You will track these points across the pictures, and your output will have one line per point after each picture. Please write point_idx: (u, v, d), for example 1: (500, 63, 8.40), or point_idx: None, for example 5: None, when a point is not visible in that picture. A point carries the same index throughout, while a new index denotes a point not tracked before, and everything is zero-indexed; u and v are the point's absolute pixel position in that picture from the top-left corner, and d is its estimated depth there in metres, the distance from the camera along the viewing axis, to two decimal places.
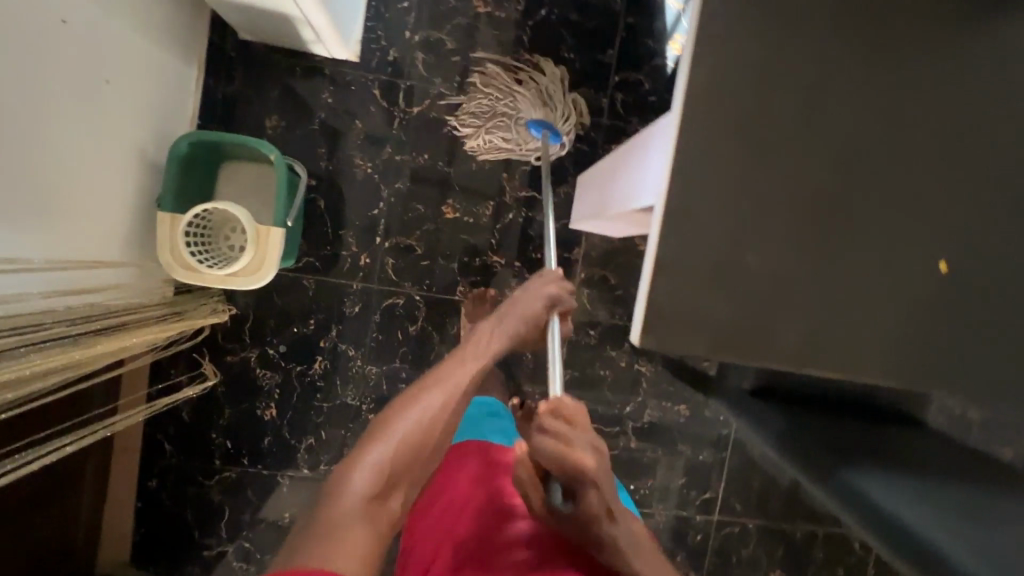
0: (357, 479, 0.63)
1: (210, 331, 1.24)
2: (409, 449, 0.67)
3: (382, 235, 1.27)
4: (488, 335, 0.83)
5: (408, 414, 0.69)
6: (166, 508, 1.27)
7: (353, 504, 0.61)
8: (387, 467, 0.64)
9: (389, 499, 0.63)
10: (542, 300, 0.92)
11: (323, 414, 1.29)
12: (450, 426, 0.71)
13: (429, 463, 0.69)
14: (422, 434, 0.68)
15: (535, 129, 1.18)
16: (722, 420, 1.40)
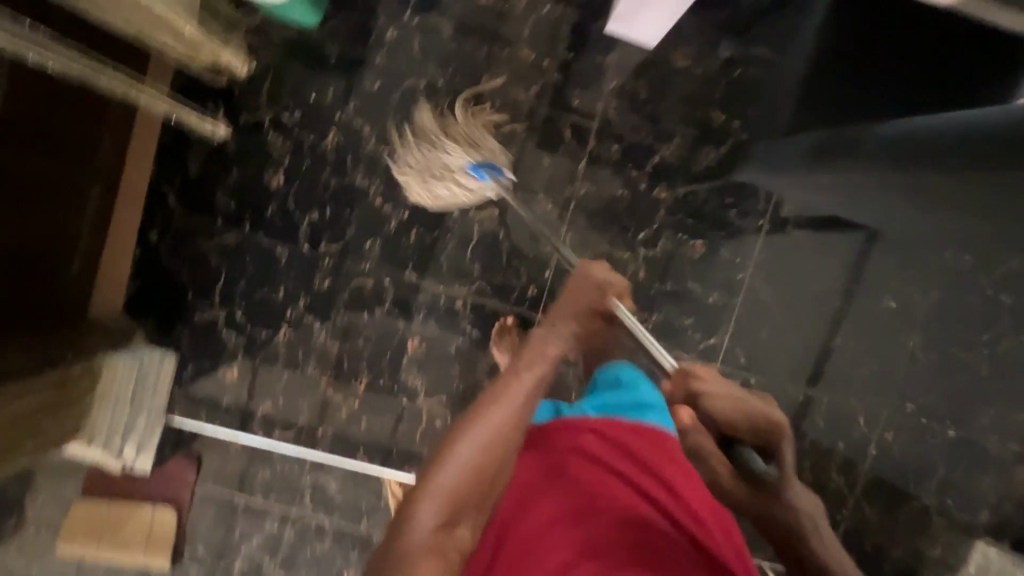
0: (425, 509, 0.66)
1: (226, 84, 1.21)
2: (468, 478, 0.68)
3: (412, 9, 1.24)
4: (547, 347, 0.78)
5: (462, 445, 0.69)
6: (164, 264, 1.26)
7: (422, 539, 0.64)
8: (448, 503, 0.66)
9: (457, 528, 0.67)
10: (591, 284, 0.85)
11: (330, 191, 1.27)
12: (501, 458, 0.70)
13: (487, 491, 0.70)
14: (479, 463, 0.68)
15: (478, 173, 1.23)
16: (738, 263, 1.35)
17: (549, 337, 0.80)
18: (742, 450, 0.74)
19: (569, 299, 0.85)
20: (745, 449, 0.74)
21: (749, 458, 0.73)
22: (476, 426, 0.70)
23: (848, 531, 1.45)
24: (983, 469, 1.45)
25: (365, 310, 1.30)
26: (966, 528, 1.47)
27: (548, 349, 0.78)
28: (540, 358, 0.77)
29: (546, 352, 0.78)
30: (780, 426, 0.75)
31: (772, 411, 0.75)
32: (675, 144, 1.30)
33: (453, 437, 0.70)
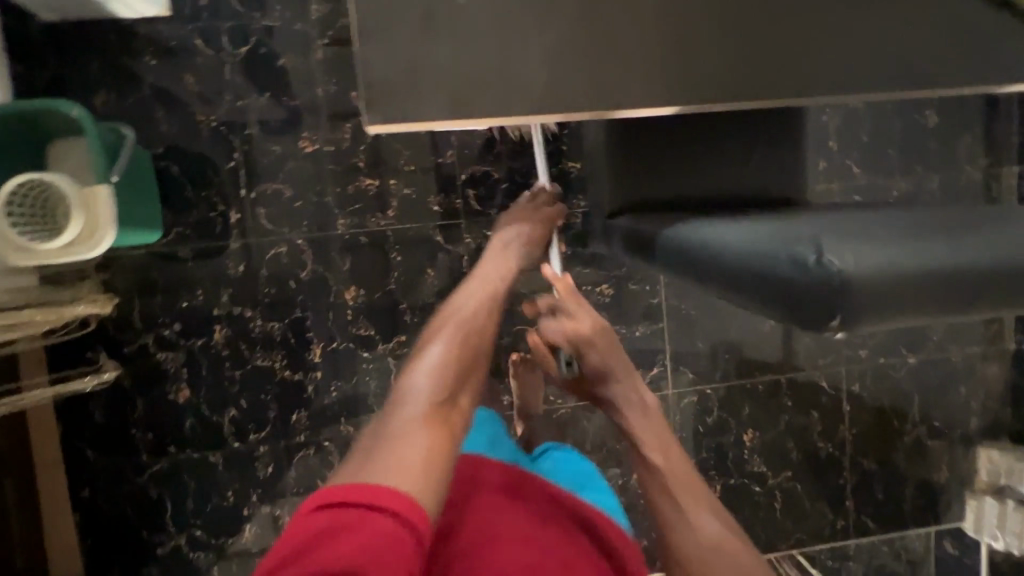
0: (419, 380, 0.65)
1: (97, 326, 1.20)
2: (460, 353, 0.70)
3: (245, 186, 1.23)
4: (500, 273, 0.86)
5: (442, 335, 0.72)
6: (107, 516, 1.24)
7: (418, 409, 0.61)
8: (441, 371, 0.66)
9: (455, 406, 0.64)
10: (541, 214, 1.00)
11: (237, 383, 1.26)
12: (482, 331, 0.75)
13: (473, 364, 0.70)
14: (463, 339, 0.72)
15: None
16: (650, 289, 1.35)
17: (498, 258, 0.90)
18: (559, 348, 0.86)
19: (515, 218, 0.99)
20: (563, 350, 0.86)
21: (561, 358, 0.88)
22: (451, 324, 0.74)
23: (855, 489, 1.46)
24: (956, 382, 1.46)
25: (317, 479, 1.29)
26: (962, 440, 1.48)
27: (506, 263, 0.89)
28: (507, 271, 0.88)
29: (507, 275, 0.87)
30: (607, 331, 0.83)
31: (594, 327, 0.81)
32: None
33: (441, 316, 0.77)
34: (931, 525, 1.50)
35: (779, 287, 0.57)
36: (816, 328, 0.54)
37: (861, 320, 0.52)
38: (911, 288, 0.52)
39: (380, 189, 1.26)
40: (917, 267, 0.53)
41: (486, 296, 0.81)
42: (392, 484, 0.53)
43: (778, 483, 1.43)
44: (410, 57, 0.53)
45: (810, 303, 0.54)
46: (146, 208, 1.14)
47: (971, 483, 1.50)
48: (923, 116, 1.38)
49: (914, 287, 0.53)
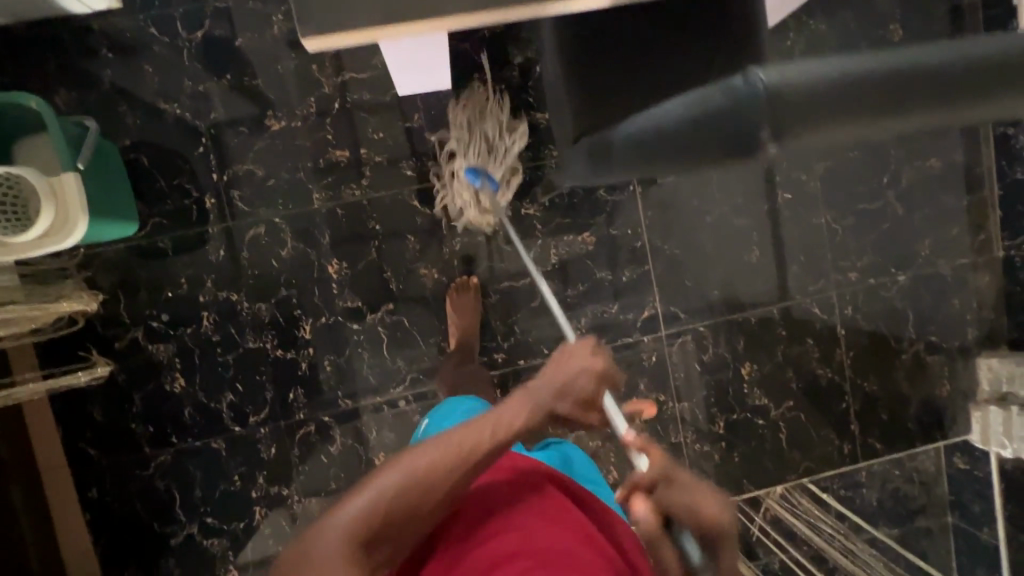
0: (343, 513, 0.60)
1: (85, 324, 1.21)
2: (397, 501, 0.61)
3: (217, 170, 1.23)
4: (491, 430, 0.65)
5: (393, 473, 0.62)
6: (118, 513, 1.25)
7: (335, 543, 0.59)
8: (367, 526, 0.60)
9: (379, 547, 0.61)
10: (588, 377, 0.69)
11: (231, 367, 1.26)
12: (435, 485, 0.62)
13: (408, 523, 0.62)
14: (403, 493, 0.61)
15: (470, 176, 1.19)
16: (632, 233, 1.35)
17: (524, 401, 0.67)
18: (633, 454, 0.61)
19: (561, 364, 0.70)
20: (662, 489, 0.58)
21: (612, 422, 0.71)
22: (403, 480, 0.61)
23: (859, 412, 1.46)
24: (948, 295, 1.46)
25: (322, 454, 1.30)
26: (960, 353, 1.48)
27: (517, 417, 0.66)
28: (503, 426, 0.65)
29: (509, 422, 0.66)
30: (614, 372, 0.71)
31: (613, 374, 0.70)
32: (519, 160, 1.30)
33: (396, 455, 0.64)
34: (938, 441, 1.50)
35: (710, 123, 0.56)
36: (751, 151, 0.52)
37: (790, 130, 0.50)
38: (845, 93, 0.50)
39: (352, 160, 1.26)
40: (848, 71, 0.50)
41: (458, 450, 0.63)
42: None
43: (781, 414, 1.43)
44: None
45: (739, 127, 0.52)
46: (118, 197, 1.14)
47: (973, 395, 1.50)
48: (889, 30, 1.37)
49: (848, 95, 0.50)
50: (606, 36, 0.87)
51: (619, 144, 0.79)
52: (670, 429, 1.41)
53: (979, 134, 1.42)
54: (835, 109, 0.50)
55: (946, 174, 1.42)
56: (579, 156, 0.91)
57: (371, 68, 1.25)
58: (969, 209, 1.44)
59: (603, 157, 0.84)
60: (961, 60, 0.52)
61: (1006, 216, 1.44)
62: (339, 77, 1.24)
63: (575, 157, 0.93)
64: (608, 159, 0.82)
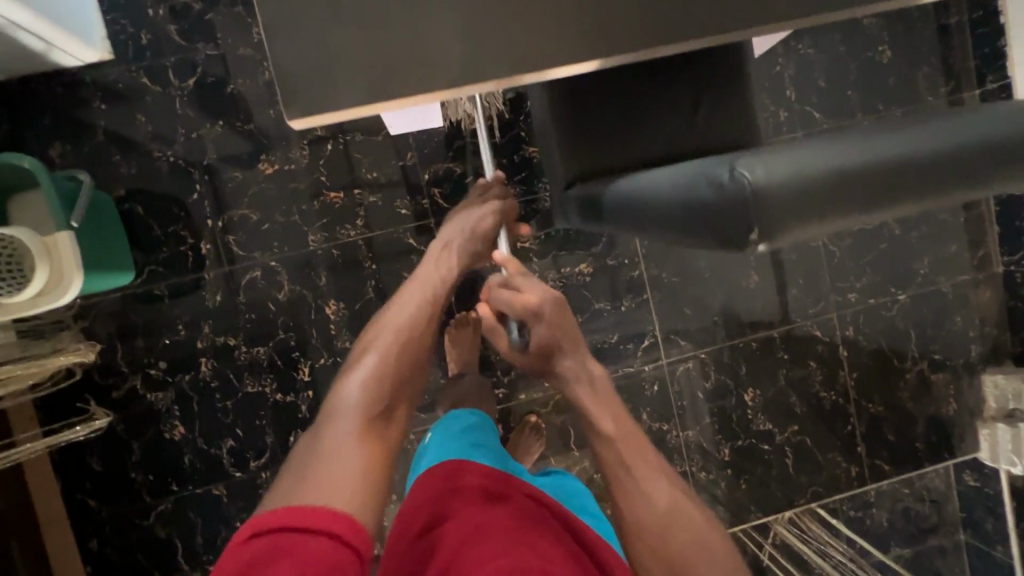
0: (347, 395, 0.68)
1: (82, 375, 1.20)
2: (385, 375, 0.70)
3: (211, 216, 1.23)
4: (431, 291, 0.83)
5: (369, 357, 0.73)
6: (119, 564, 1.23)
7: (350, 426, 0.64)
8: (374, 387, 0.68)
9: (385, 421, 0.67)
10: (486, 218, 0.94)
11: (230, 412, 1.25)
12: (416, 352, 0.75)
13: (409, 389, 0.72)
14: (397, 350, 0.74)
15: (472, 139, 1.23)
16: (629, 262, 1.35)
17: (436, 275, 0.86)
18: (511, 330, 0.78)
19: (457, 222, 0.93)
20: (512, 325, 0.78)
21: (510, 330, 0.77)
22: (381, 341, 0.76)
23: (866, 434, 1.44)
24: (950, 312, 1.45)
25: None
26: (965, 370, 1.47)
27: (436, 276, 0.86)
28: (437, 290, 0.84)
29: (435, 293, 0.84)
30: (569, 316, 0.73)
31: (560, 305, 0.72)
32: (513, 195, 1.30)
33: (375, 327, 0.80)
34: (947, 459, 1.48)
35: (699, 211, 0.55)
36: (740, 245, 0.51)
37: (779, 230, 0.49)
38: (833, 192, 0.49)
39: (346, 201, 1.26)
40: (836, 164, 0.49)
41: (421, 307, 0.81)
42: (326, 503, 0.55)
43: (786, 438, 1.42)
44: (323, 48, 0.54)
45: (730, 222, 0.51)
46: (113, 248, 1.14)
47: (981, 412, 1.48)
48: (878, 52, 1.37)
49: (834, 192, 0.49)
50: (598, 83, 0.87)
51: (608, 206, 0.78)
52: (676, 457, 1.39)
53: None
54: (824, 210, 0.49)
55: None
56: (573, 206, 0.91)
57: None
58: (967, 225, 1.43)
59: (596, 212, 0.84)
60: (950, 144, 0.51)
61: (1004, 231, 1.43)
62: (331, 118, 1.25)
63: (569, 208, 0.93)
64: (602, 214, 0.82)
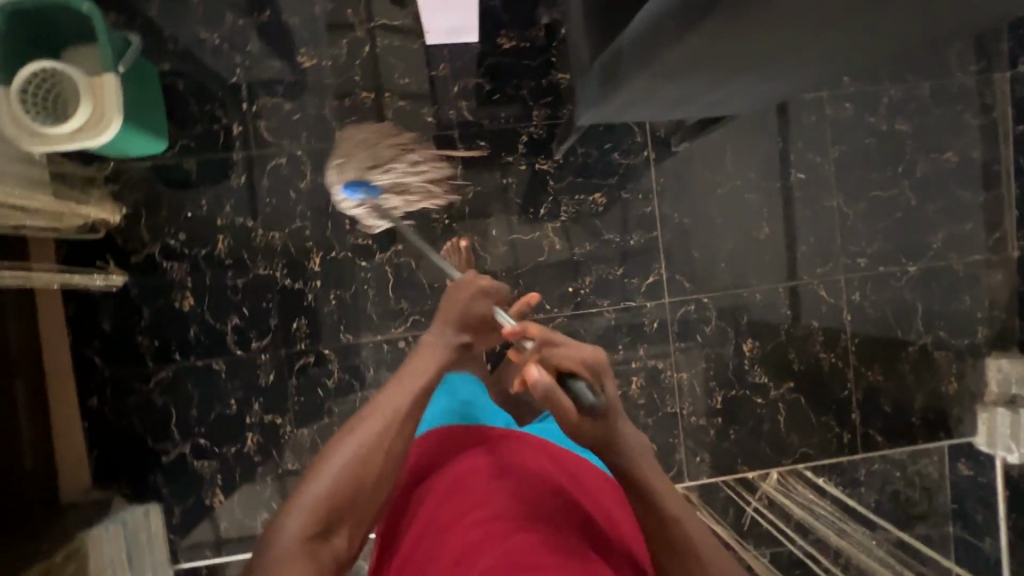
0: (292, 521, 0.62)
1: (105, 235, 1.25)
2: (342, 481, 0.65)
3: (247, 100, 1.29)
4: (405, 388, 0.71)
5: (322, 473, 0.65)
6: (114, 424, 1.27)
7: (292, 541, 0.61)
8: (323, 511, 0.63)
9: (336, 531, 0.64)
10: (477, 301, 0.80)
11: (240, 291, 1.29)
12: (371, 473, 0.66)
13: (368, 497, 0.67)
14: (347, 476, 0.65)
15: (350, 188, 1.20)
16: (643, 199, 1.37)
17: (427, 357, 0.75)
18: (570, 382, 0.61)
19: (452, 302, 0.80)
20: (580, 383, 0.60)
21: (579, 393, 0.60)
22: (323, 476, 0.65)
23: (861, 402, 1.44)
24: (959, 291, 1.44)
25: (318, 387, 1.31)
26: (969, 352, 1.45)
27: (430, 363, 0.74)
28: (423, 371, 0.73)
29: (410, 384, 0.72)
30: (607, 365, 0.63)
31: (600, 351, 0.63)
32: (536, 117, 1.33)
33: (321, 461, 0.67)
34: (942, 440, 1.47)
35: None
36: None
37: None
38: None
39: (375, 103, 1.31)
40: None
41: (384, 425, 0.68)
42: None
43: (780, 395, 1.42)
44: None
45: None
46: (151, 112, 1.19)
47: (981, 397, 1.47)
48: None
49: None
50: None
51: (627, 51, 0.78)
52: (667, 399, 1.40)
53: (998, 132, 1.42)
54: None
55: (962, 170, 1.42)
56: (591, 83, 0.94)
57: (402, 16, 1.30)
58: (985, 206, 1.43)
59: (615, 74, 0.84)
60: None
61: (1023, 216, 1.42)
62: (372, 22, 1.30)
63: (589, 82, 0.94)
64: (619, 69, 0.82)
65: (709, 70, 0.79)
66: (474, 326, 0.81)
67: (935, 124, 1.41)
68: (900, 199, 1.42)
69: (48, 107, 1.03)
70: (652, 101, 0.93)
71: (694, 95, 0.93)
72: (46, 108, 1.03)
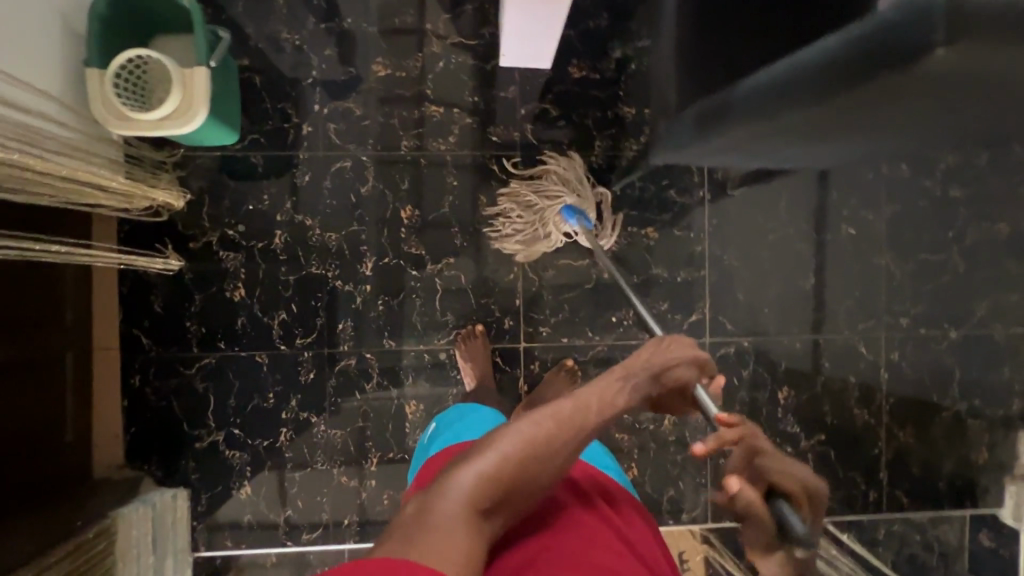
0: (462, 480, 0.57)
1: (167, 219, 1.28)
2: (512, 472, 0.58)
3: (319, 102, 1.31)
4: (604, 398, 0.64)
5: (504, 444, 0.59)
6: (153, 405, 1.28)
7: (457, 509, 0.55)
8: (492, 487, 0.57)
9: (495, 516, 0.58)
10: (691, 365, 0.72)
11: (290, 287, 1.31)
12: (547, 471, 0.60)
13: (533, 491, 0.60)
14: (520, 462, 0.59)
15: (570, 216, 1.31)
16: (694, 237, 1.38)
17: (622, 382, 0.67)
18: (776, 503, 0.51)
19: (656, 351, 0.72)
20: (782, 504, 0.51)
21: (785, 518, 0.50)
22: (495, 454, 0.59)
23: (890, 461, 1.44)
24: (998, 361, 1.44)
25: (356, 389, 1.32)
26: (1002, 423, 1.45)
27: (620, 394, 0.65)
28: (607, 406, 0.64)
29: (613, 400, 0.65)
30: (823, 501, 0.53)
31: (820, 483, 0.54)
32: (598, 148, 1.36)
33: (504, 431, 0.61)
34: (968, 509, 1.46)
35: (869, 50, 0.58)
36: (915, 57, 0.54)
37: (965, 37, 0.52)
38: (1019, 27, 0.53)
39: (443, 117, 1.33)
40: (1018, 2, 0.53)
41: (577, 426, 0.61)
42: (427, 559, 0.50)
43: (810, 446, 1.42)
44: None
45: (912, 35, 0.54)
46: (229, 105, 1.22)
47: (1011, 469, 1.46)
48: None
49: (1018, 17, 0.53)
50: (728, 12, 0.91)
51: (736, 104, 0.78)
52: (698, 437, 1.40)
53: None
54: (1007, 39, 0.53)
55: (1012, 242, 1.43)
56: (683, 124, 0.94)
57: (479, 37, 1.33)
58: None
59: (720, 120, 0.83)
60: None
61: None
62: (449, 39, 1.33)
63: (679, 123, 0.94)
64: (726, 115, 0.81)
65: (819, 134, 0.77)
66: (667, 387, 0.71)
67: (990, 194, 1.42)
68: (948, 263, 1.43)
69: (136, 92, 1.06)
70: (738, 152, 0.92)
71: (779, 150, 0.91)
72: (134, 93, 1.06)
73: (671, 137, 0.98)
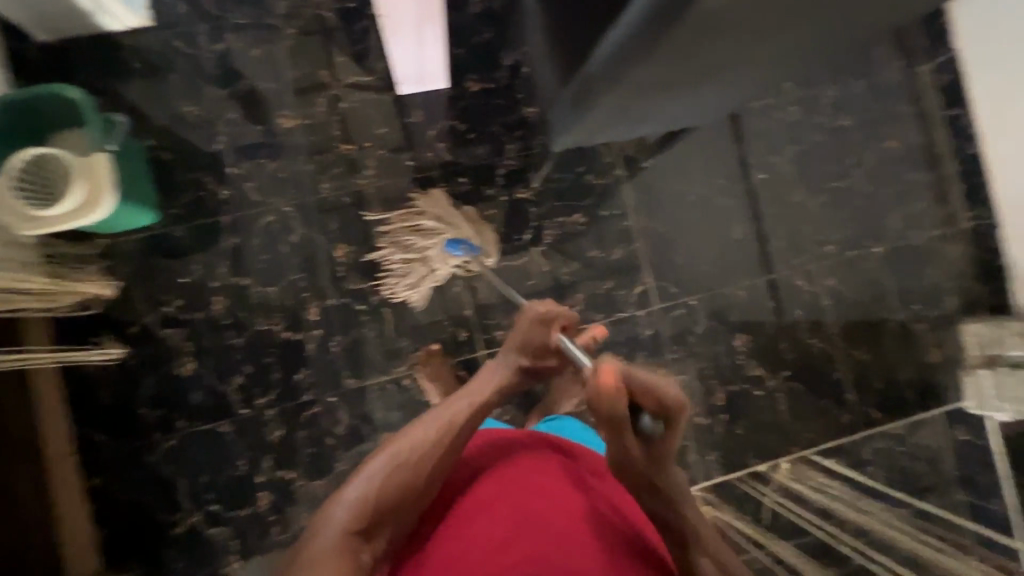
0: (338, 513, 0.69)
1: (101, 310, 1.26)
2: (388, 487, 0.71)
3: (231, 164, 1.33)
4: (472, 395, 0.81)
5: (376, 461, 0.73)
6: (123, 500, 1.25)
7: (330, 539, 0.67)
8: (363, 509, 0.69)
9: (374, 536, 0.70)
10: (538, 328, 0.88)
11: (240, 349, 1.30)
12: (418, 477, 0.73)
13: (403, 501, 0.72)
14: (394, 475, 0.72)
15: (454, 249, 1.32)
16: (620, 214, 1.44)
17: (489, 372, 0.86)
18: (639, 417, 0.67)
19: (517, 331, 0.89)
20: (645, 418, 0.67)
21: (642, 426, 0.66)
22: (365, 476, 0.72)
23: (853, 381, 1.50)
24: (923, 266, 1.53)
25: (327, 435, 1.31)
26: (943, 321, 1.54)
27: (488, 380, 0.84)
28: (481, 389, 0.83)
29: (480, 395, 0.82)
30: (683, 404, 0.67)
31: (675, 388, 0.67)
32: (510, 151, 1.41)
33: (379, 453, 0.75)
34: (936, 409, 1.52)
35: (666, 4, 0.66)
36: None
37: None
38: None
39: (357, 153, 1.37)
40: None
41: (438, 426, 0.76)
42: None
43: (777, 385, 1.47)
44: None
45: None
46: (139, 186, 1.22)
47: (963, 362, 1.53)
48: None
49: None
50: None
51: (592, 79, 0.85)
52: None
53: (931, 118, 1.54)
54: None
55: (906, 155, 1.54)
56: (564, 106, 0.99)
57: (373, 72, 1.38)
58: (932, 184, 1.54)
59: (588, 97, 0.89)
60: None
61: (967, 189, 1.54)
62: (346, 79, 1.37)
63: (563, 106, 0.99)
64: (592, 90, 0.87)
65: (670, 84, 0.85)
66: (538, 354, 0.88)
67: (875, 115, 1.53)
68: (855, 186, 1.52)
69: (36, 191, 1.06)
70: (621, 121, 0.98)
71: (655, 111, 0.98)
72: (34, 193, 1.06)
73: (560, 122, 1.04)
